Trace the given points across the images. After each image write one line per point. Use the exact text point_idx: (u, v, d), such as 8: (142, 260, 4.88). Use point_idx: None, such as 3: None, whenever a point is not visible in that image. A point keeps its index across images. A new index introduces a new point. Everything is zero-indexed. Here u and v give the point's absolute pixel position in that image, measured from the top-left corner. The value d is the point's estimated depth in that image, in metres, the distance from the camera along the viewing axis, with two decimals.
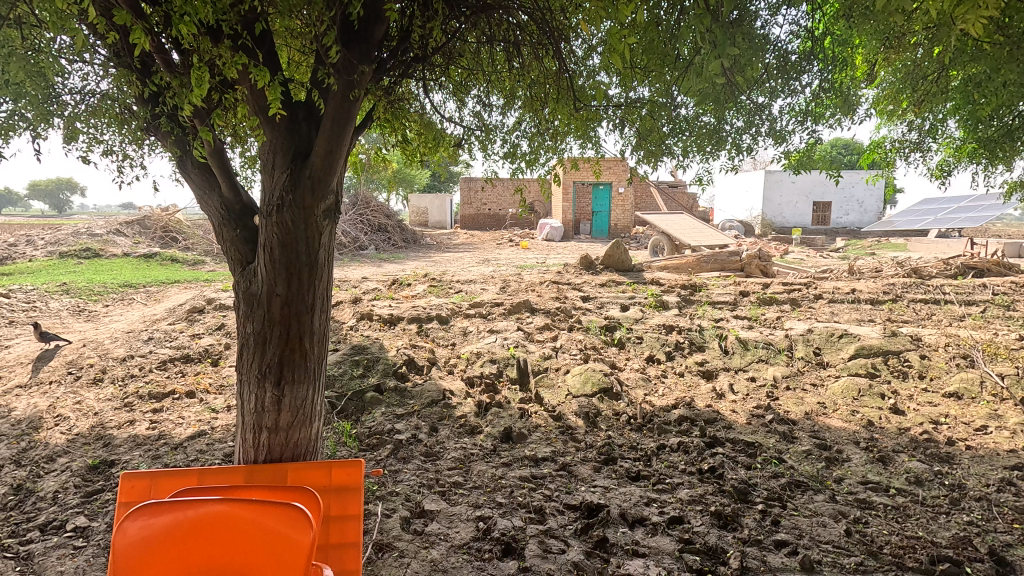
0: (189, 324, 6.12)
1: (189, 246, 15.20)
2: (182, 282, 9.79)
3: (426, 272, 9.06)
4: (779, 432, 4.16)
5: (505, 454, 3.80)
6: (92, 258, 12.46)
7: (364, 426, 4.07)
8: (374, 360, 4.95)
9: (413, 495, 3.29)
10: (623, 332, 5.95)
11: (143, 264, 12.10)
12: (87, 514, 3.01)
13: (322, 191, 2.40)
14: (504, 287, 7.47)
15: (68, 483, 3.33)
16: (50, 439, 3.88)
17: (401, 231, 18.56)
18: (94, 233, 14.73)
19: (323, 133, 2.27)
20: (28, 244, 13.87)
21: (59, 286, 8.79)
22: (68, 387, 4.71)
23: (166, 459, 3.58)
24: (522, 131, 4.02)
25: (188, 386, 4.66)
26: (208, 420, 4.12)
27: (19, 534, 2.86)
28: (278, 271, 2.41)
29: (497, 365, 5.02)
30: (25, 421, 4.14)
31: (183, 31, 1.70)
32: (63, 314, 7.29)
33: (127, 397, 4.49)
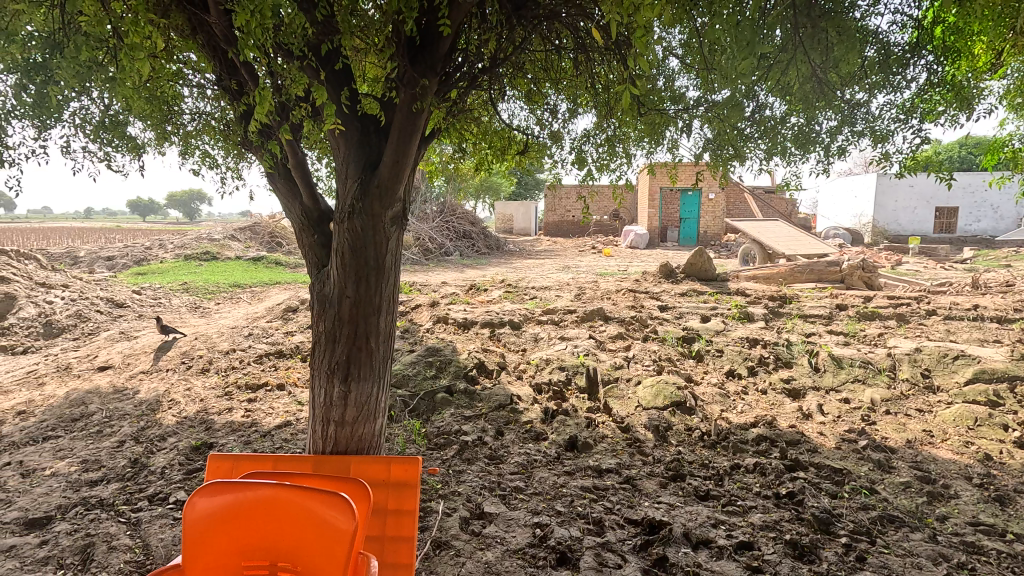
0: (285, 322, 6.65)
1: (292, 251, 16.54)
2: (283, 284, 10.66)
3: (504, 278, 9.19)
4: (874, 460, 3.79)
5: (569, 463, 3.77)
6: (211, 261, 13.90)
7: (433, 426, 4.22)
8: (447, 362, 5.10)
9: (474, 496, 3.36)
10: (702, 344, 5.70)
11: (252, 267, 13.33)
12: (187, 489, 3.37)
13: (389, 199, 2.54)
14: (580, 295, 7.42)
15: (174, 460, 3.73)
16: (163, 420, 4.37)
17: (484, 238, 19.00)
18: (213, 238, 16.42)
19: (390, 145, 2.40)
20: (161, 247, 15.75)
21: (181, 285, 9.88)
22: (181, 375, 5.29)
23: (256, 445, 3.91)
24: (593, 138, 3.99)
25: (279, 379, 5.07)
26: (294, 412, 4.46)
27: (132, 502, 3.25)
28: (349, 274, 2.58)
29: (567, 372, 4.98)
30: (145, 402, 4.70)
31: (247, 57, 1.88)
32: (183, 309, 8.20)
33: (228, 386, 4.97)
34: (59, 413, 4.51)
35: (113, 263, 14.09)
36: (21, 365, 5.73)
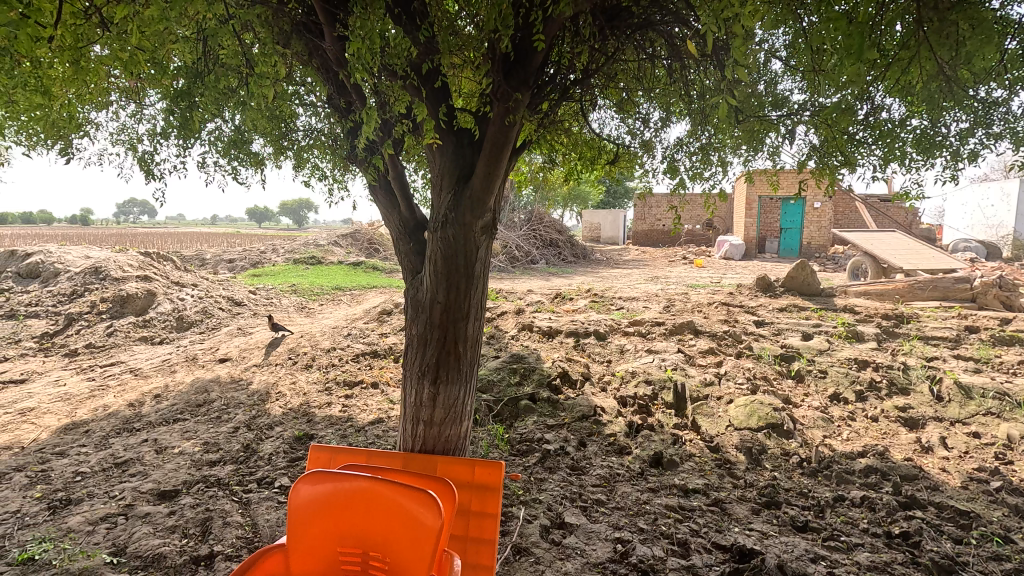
0: (379, 324, 7.03)
1: (388, 257, 17.47)
2: (379, 287, 11.28)
3: (590, 287, 9.13)
4: (1010, 505, 3.33)
5: (653, 480, 3.66)
6: (316, 265, 15.02)
7: (516, 432, 4.27)
8: (531, 369, 5.14)
9: (555, 505, 3.35)
10: (802, 363, 5.31)
11: (352, 271, 14.23)
12: (290, 476, 3.66)
13: (481, 209, 2.62)
14: (669, 306, 7.20)
15: (280, 448, 4.07)
16: (272, 410, 4.78)
17: (571, 246, 18.97)
18: (319, 243, 17.72)
19: (482, 157, 2.48)
20: (274, 251, 17.25)
21: (291, 287, 10.75)
22: (288, 369, 5.75)
23: (351, 439, 4.17)
24: (685, 146, 3.87)
25: (373, 378, 5.37)
26: (386, 410, 4.70)
27: (244, 484, 3.58)
28: (440, 280, 2.69)
29: (653, 387, 4.84)
30: (256, 393, 5.16)
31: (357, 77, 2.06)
32: (291, 309, 8.93)
33: (328, 382, 5.34)
34: (187, 398, 5.06)
35: (233, 266, 15.65)
36: (158, 354, 6.50)
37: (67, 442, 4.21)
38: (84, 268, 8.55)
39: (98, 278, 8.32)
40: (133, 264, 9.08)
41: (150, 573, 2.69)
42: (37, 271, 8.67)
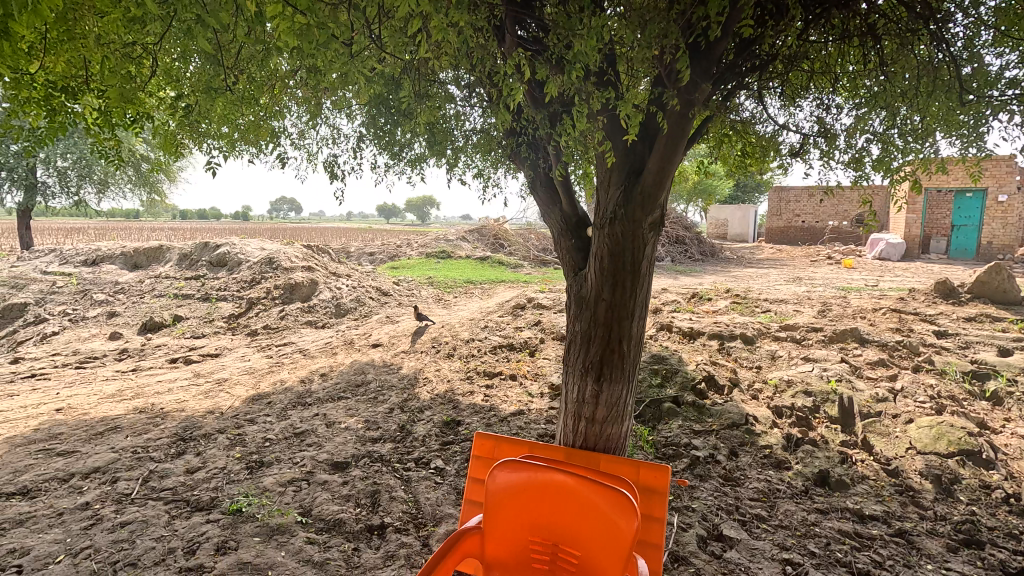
0: (514, 318, 7.22)
1: (512, 252, 17.93)
2: (508, 282, 11.60)
3: (729, 287, 8.62)
4: None
5: (820, 500, 3.35)
6: (447, 258, 15.83)
7: (661, 434, 4.13)
8: (673, 371, 4.96)
9: (710, 516, 3.20)
10: (1001, 383, 4.56)
11: (480, 265, 14.80)
12: (443, 459, 3.87)
13: (651, 205, 2.54)
14: (824, 311, 6.57)
15: (432, 431, 4.32)
16: (421, 394, 5.09)
17: (699, 244, 18.10)
18: (448, 238, 18.64)
19: (657, 153, 2.41)
20: (408, 245, 18.46)
21: (427, 279, 11.42)
22: (432, 357, 6.10)
23: (496, 427, 4.32)
24: (873, 132, 3.46)
25: (511, 370, 5.52)
26: (526, 402, 4.80)
27: (403, 462, 3.84)
28: (606, 278, 2.66)
29: (813, 398, 4.43)
30: (407, 377, 5.53)
31: (575, 77, 2.10)
32: (430, 301, 9.47)
33: (470, 371, 5.58)
34: (348, 378, 5.57)
35: (374, 258, 17.05)
36: (320, 337, 7.24)
37: (256, 410, 4.81)
38: (261, 258, 9.76)
39: (271, 267, 9.45)
40: (298, 255, 10.20)
41: (333, 535, 2.97)
42: (225, 260, 10.05)
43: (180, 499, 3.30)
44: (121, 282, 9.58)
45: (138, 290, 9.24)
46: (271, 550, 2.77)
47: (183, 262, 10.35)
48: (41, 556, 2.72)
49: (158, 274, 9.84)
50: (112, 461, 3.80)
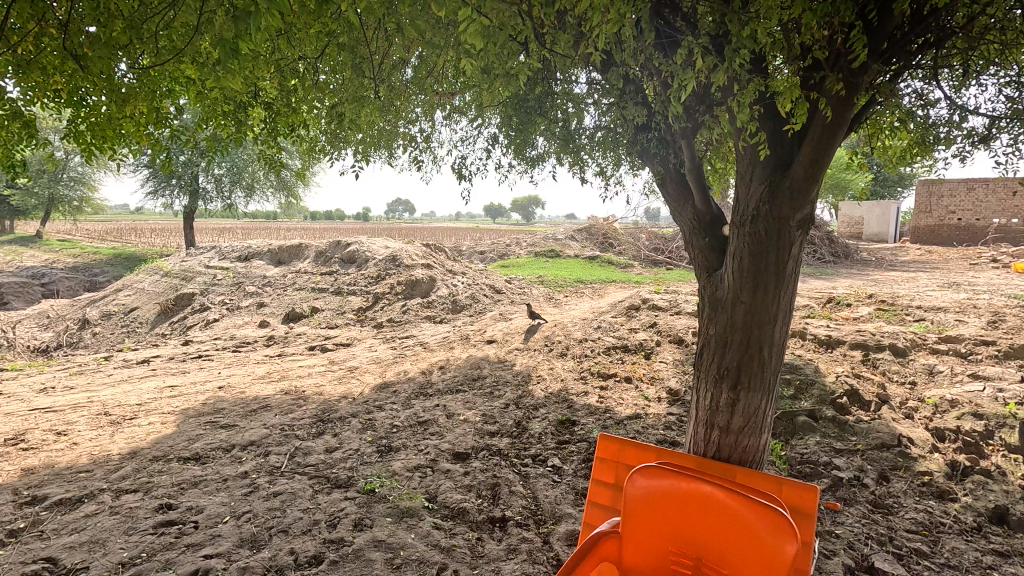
0: (628, 319, 7.06)
1: (622, 252, 17.61)
2: (618, 282, 11.40)
3: (871, 292, 7.77)
4: None
5: (998, 542, 2.89)
6: (555, 257, 15.90)
7: (795, 450, 3.81)
8: (808, 383, 4.56)
9: (859, 545, 2.88)
10: None
11: (589, 265, 14.69)
12: (560, 457, 3.87)
13: (800, 200, 2.35)
14: (996, 322, 5.69)
15: (548, 429, 4.34)
16: (536, 392, 5.14)
17: (830, 244, 16.55)
18: (556, 237, 18.72)
19: (811, 142, 2.22)
20: (517, 244, 18.80)
21: (538, 278, 11.54)
22: (545, 355, 6.14)
23: (613, 430, 4.24)
24: None
25: (627, 372, 5.40)
26: (643, 406, 4.67)
27: (521, 458, 3.90)
28: (746, 280, 2.50)
29: (985, 422, 3.85)
30: (521, 374, 5.61)
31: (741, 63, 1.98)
32: (541, 300, 9.56)
33: (583, 372, 5.54)
34: (465, 372, 5.77)
35: (485, 257, 17.59)
36: (438, 332, 7.58)
37: (383, 398, 5.15)
38: (385, 256, 10.43)
39: (393, 264, 10.06)
40: (417, 253, 10.78)
41: (457, 523, 3.08)
42: (353, 257, 10.88)
43: (321, 476, 3.60)
44: (267, 276, 10.74)
45: (281, 283, 10.30)
46: (402, 531, 2.93)
47: (318, 258, 11.36)
48: (212, 516, 3.09)
49: (297, 269, 10.90)
50: (264, 436, 4.25)
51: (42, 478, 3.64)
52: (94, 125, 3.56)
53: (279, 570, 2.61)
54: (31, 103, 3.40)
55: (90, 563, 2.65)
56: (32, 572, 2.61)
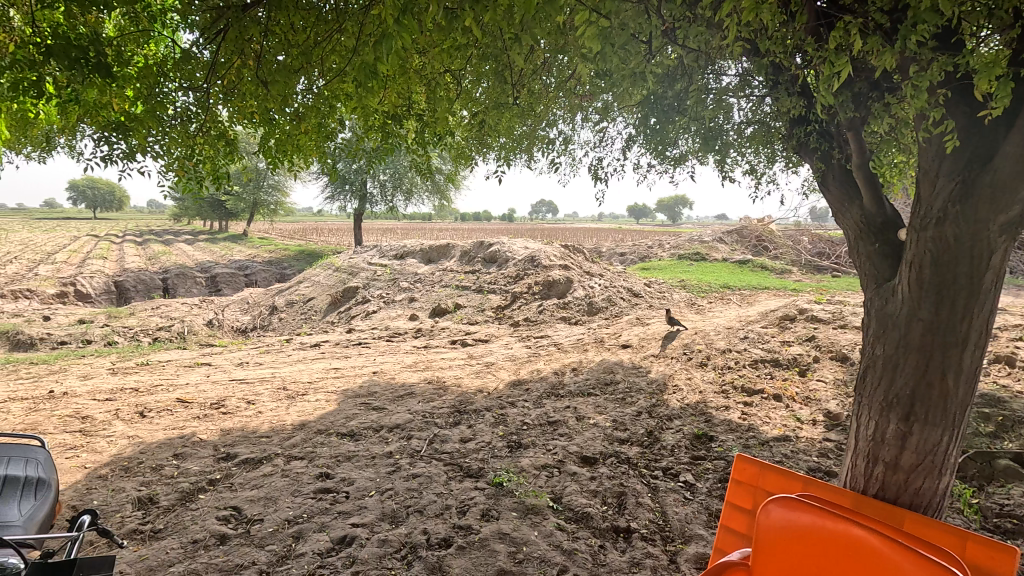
0: (780, 330, 6.44)
1: (778, 257, 16.11)
2: (772, 290, 10.44)
3: None
4: None
5: None
6: (700, 261, 15.05)
7: (992, 499, 3.16)
8: (1015, 420, 3.76)
9: None
10: None
11: (738, 269, 13.67)
12: (693, 474, 3.66)
13: (1006, 200, 1.93)
14: None
15: (682, 442, 4.11)
16: (671, 402, 4.91)
17: None
18: (703, 239, 17.71)
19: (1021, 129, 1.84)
20: (660, 246, 18.12)
21: (680, 282, 11.02)
22: (683, 364, 5.84)
23: (755, 450, 3.89)
24: None
25: (776, 389, 4.92)
26: (793, 428, 4.22)
27: (651, 469, 3.75)
28: (926, 293, 2.13)
29: None
30: (656, 382, 5.40)
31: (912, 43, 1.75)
32: (682, 305, 9.12)
33: (725, 385, 5.17)
34: (597, 376, 5.71)
35: (625, 259, 17.24)
36: (573, 333, 7.60)
37: (516, 395, 5.29)
38: (524, 256, 10.72)
39: (532, 265, 10.29)
40: (556, 254, 10.90)
41: (581, 527, 3.06)
42: (495, 257, 11.33)
43: (454, 463, 3.81)
44: (419, 273, 11.64)
45: (430, 280, 11.10)
46: (526, 527, 2.98)
47: (463, 258, 12.04)
48: (360, 488, 3.44)
49: (445, 267, 11.65)
50: (408, 421, 4.61)
51: (234, 439, 4.33)
52: (277, 140, 4.11)
53: (413, 547, 2.82)
54: (234, 122, 4.04)
55: (265, 516, 3.11)
56: (223, 516, 3.12)
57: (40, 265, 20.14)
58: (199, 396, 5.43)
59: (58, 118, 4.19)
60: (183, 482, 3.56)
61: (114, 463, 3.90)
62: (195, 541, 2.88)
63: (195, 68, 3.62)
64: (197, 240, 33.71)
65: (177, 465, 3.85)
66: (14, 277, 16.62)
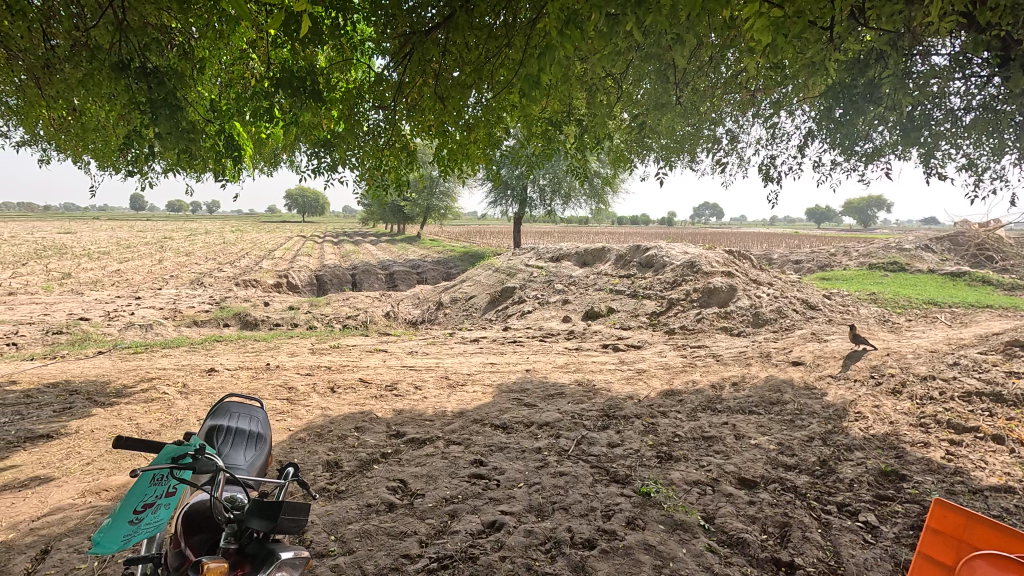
0: (1006, 358, 5.29)
1: (1008, 269, 13.24)
2: (997, 309, 8.62)
3: None
4: None
5: None
6: (898, 271, 12.99)
7: None
8: None
9: None
10: None
11: (950, 283, 11.53)
12: (877, 515, 3.18)
13: None
14: None
15: (863, 477, 3.60)
16: (851, 430, 4.32)
17: None
18: (902, 246, 15.26)
19: None
20: (845, 253, 16.02)
21: (870, 295, 9.63)
22: (869, 389, 5.10)
23: (963, 499, 3.26)
24: None
25: (996, 430, 4.06)
26: (1020, 479, 3.45)
27: (822, 502, 3.34)
28: None
29: None
30: (833, 407, 4.79)
31: None
32: (871, 322, 7.96)
33: (924, 417, 4.40)
34: (761, 393, 5.25)
35: (801, 268, 15.53)
36: (735, 345, 7.08)
37: (669, 405, 5.09)
38: (684, 261, 10.24)
39: (691, 270, 9.78)
40: (719, 260, 10.23)
41: (735, 552, 2.84)
42: (652, 262, 10.99)
43: (601, 467, 3.80)
44: (573, 276, 11.76)
45: (585, 283, 11.15)
46: (674, 543, 2.87)
47: (619, 261, 11.87)
48: (510, 479, 3.60)
49: (600, 271, 11.62)
50: (557, 420, 4.71)
51: (403, 419, 4.82)
52: (449, 150, 4.49)
53: (557, 542, 2.88)
54: (413, 135, 4.49)
55: (425, 493, 3.42)
56: (392, 487, 3.50)
57: (264, 260, 24.39)
58: (376, 378, 6.15)
59: (281, 138, 5.04)
60: (361, 452, 4.06)
61: (310, 428, 4.59)
62: (369, 505, 3.27)
63: (384, 89, 4.12)
64: (379, 241, 38.03)
65: (357, 436, 4.40)
66: (245, 269, 20.34)
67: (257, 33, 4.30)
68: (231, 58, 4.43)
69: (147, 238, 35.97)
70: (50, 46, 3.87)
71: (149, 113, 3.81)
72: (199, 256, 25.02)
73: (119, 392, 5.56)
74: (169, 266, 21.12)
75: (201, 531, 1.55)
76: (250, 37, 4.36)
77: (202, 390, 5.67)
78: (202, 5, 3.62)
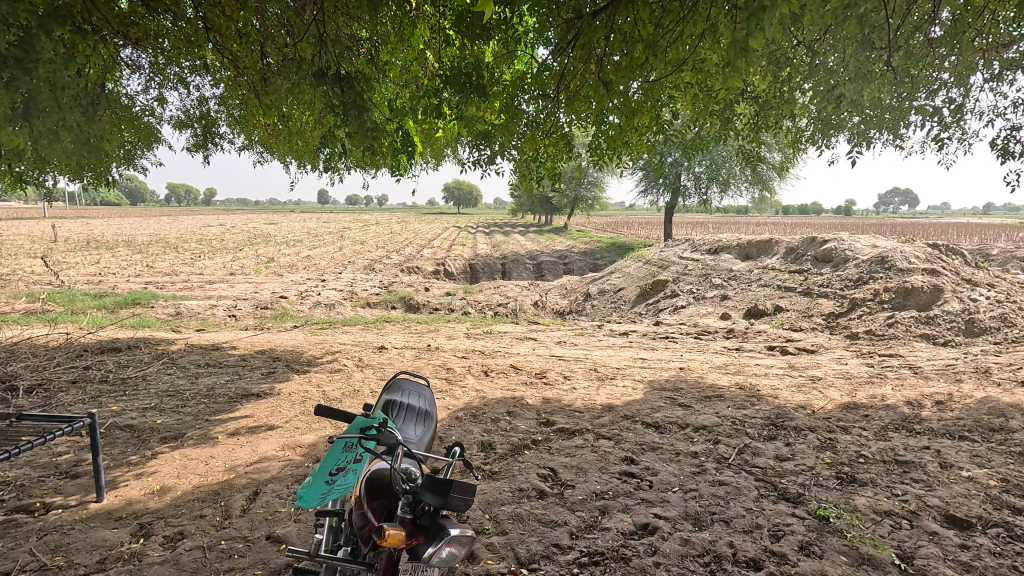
0: None
1: None
2: None
3: None
4: None
5: None
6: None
7: None
8: None
9: None
10: None
11: None
12: None
13: None
14: None
15: None
16: None
17: None
18: None
19: None
20: None
21: None
22: None
23: None
24: None
25: None
26: None
27: None
28: None
29: None
30: None
31: None
32: None
33: None
34: (977, 417, 4.35)
35: None
36: (940, 357, 5.99)
37: (851, 420, 4.47)
38: (871, 256, 8.93)
39: (882, 267, 8.49)
40: (919, 256, 8.74)
41: None
42: (829, 256, 9.74)
43: (768, 481, 3.45)
44: (733, 270, 10.89)
45: (747, 277, 10.29)
46: None
47: (788, 255, 10.74)
48: (664, 481, 3.43)
49: (765, 265, 10.63)
50: (716, 425, 4.39)
51: (554, 408, 4.87)
52: (607, 139, 4.41)
53: (718, 557, 2.67)
54: (570, 124, 4.50)
55: (576, 484, 3.40)
56: (542, 475, 3.55)
57: (424, 249, 26.44)
58: (527, 365, 6.31)
59: (448, 133, 5.37)
60: (513, 436, 4.19)
61: (466, 408, 4.85)
62: (521, 489, 3.35)
63: (546, 80, 4.19)
64: (527, 232, 38.85)
65: (509, 420, 4.54)
66: (410, 257, 22.31)
67: (432, 32, 4.65)
68: (408, 60, 4.84)
69: (331, 228, 41.35)
70: (267, 62, 4.54)
71: (341, 114, 4.32)
72: (371, 245, 27.87)
73: (310, 362, 6.41)
74: (348, 253, 23.93)
75: (381, 496, 1.63)
76: (425, 38, 4.71)
77: (375, 365, 6.31)
78: (387, 13, 4.00)
